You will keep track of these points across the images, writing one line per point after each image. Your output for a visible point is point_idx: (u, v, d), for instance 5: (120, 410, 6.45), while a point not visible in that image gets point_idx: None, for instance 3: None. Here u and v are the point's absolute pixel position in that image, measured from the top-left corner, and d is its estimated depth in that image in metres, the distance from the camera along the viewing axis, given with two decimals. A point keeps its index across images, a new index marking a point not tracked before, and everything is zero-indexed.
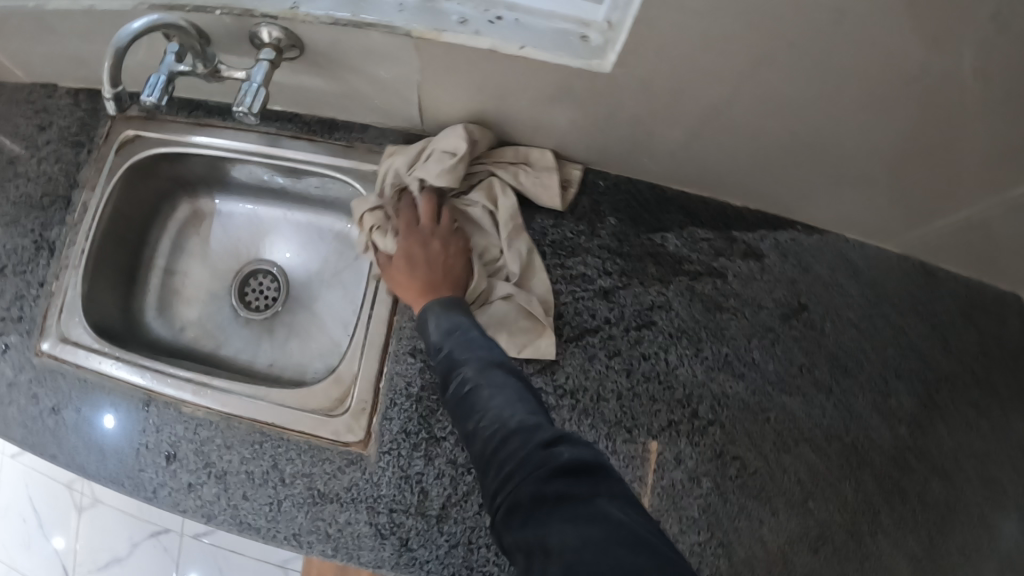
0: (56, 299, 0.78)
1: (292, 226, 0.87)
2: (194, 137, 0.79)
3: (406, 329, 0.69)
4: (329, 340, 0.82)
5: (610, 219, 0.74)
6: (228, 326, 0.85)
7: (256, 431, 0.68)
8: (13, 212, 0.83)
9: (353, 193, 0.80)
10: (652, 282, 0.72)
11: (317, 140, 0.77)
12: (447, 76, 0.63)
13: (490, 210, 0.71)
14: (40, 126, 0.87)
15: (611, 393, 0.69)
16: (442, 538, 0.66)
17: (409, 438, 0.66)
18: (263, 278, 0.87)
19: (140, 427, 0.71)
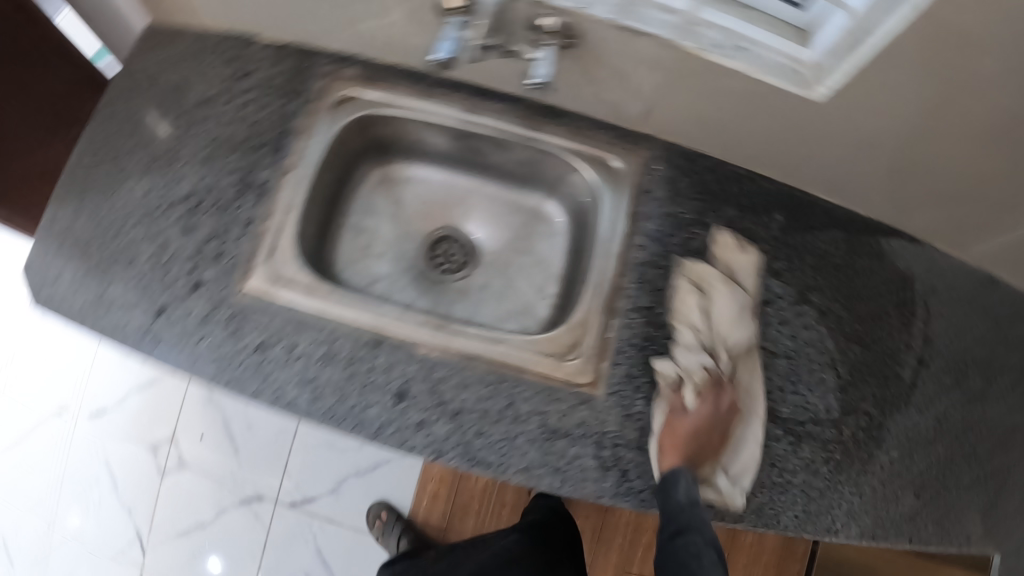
0: (265, 240, 0.78)
1: (485, 198, 0.93)
2: (420, 104, 0.83)
3: (630, 291, 0.79)
4: (523, 301, 0.88)
5: (778, 214, 0.88)
6: (420, 283, 0.89)
7: (494, 372, 0.73)
8: (215, 152, 0.85)
9: (563, 171, 0.88)
10: (808, 267, 0.87)
11: (541, 123, 0.85)
12: (688, 80, 0.76)
13: (692, 197, 0.86)
14: (237, 72, 0.88)
15: (783, 352, 0.83)
16: (658, 470, 0.73)
17: (631, 380, 0.76)
18: (453, 243, 0.93)
19: (366, 367, 0.73)
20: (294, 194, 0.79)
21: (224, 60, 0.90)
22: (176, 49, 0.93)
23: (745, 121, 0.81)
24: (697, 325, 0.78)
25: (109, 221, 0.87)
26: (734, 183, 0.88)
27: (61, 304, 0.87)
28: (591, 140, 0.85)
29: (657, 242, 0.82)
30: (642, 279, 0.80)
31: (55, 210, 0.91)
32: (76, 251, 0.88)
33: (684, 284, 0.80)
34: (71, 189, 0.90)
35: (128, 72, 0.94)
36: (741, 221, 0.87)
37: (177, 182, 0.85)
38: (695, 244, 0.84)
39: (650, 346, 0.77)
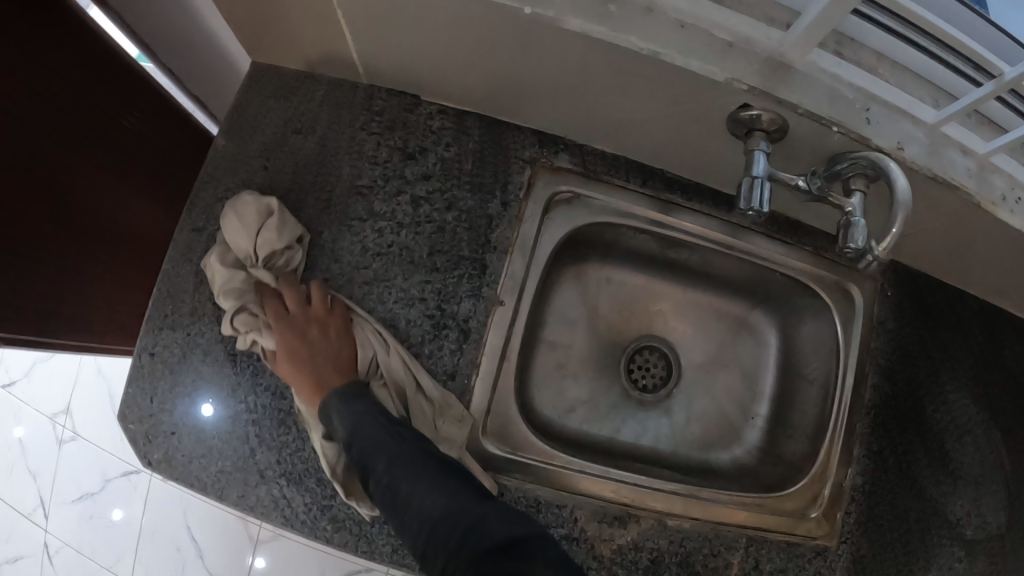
0: (479, 396, 0.65)
1: (678, 304, 0.87)
2: (655, 214, 0.75)
3: (862, 435, 0.75)
4: (724, 421, 0.84)
5: (981, 331, 0.82)
6: (620, 406, 0.83)
7: (744, 537, 0.70)
8: (386, 269, 0.67)
9: (788, 288, 0.81)
10: (1014, 388, 0.81)
11: (784, 241, 0.78)
12: (969, 229, 0.67)
13: (920, 330, 0.79)
14: (407, 152, 0.71)
15: (993, 481, 0.78)
16: None
17: (860, 530, 0.74)
18: (648, 355, 0.87)
19: (616, 548, 0.66)
20: (510, 332, 0.68)
21: (383, 133, 0.72)
22: (315, 112, 0.74)
23: (1001, 265, 0.72)
24: (915, 460, 0.76)
25: (239, 360, 0.68)
26: (954, 304, 0.82)
27: (179, 468, 0.68)
28: (820, 262, 0.78)
29: (885, 378, 0.77)
30: (872, 421, 0.76)
31: (148, 340, 0.71)
32: (191, 402, 0.69)
33: (907, 419, 0.77)
34: (170, 312, 0.71)
35: (255, 140, 0.74)
36: (967, 342, 0.81)
37: None
38: (921, 373, 0.79)
39: (872, 488, 0.75)
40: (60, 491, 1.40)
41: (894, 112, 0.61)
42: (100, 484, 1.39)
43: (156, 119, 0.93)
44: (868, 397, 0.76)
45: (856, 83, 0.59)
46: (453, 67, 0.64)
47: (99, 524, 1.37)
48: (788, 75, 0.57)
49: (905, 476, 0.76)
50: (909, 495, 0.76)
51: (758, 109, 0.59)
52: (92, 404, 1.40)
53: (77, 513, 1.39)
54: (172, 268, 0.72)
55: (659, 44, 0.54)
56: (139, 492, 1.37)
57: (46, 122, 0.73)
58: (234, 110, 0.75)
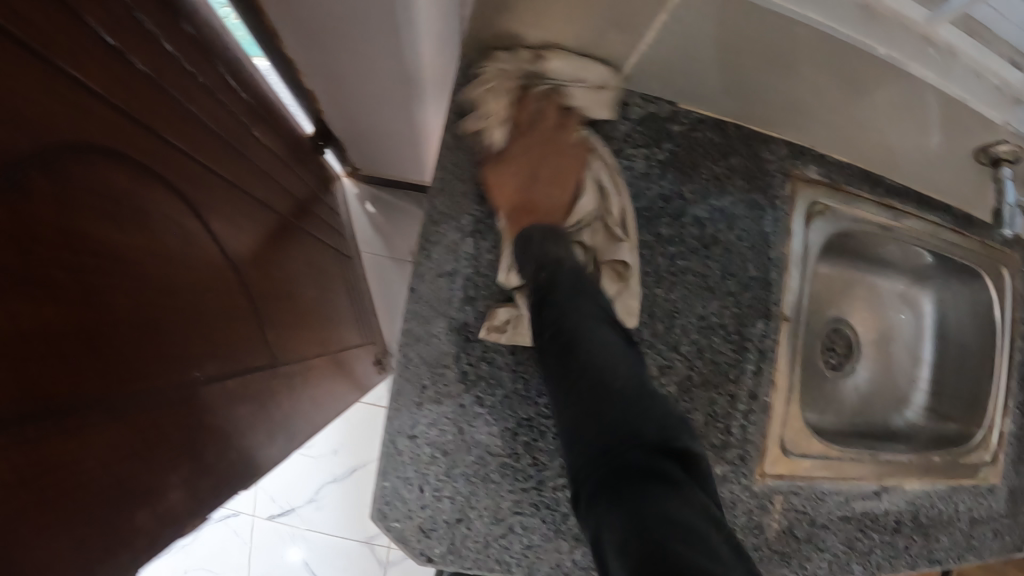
0: (775, 414, 0.67)
1: (863, 291, 0.91)
2: (883, 214, 0.77)
3: (1018, 392, 0.90)
4: (901, 393, 0.92)
5: None
6: (819, 389, 0.88)
7: (951, 486, 0.83)
8: (684, 299, 0.63)
9: (959, 274, 0.89)
10: None
11: (963, 233, 0.84)
12: None
13: None
14: (677, 166, 0.65)
15: None
16: (1021, 526, 0.92)
17: (1018, 465, 0.90)
18: (834, 336, 0.90)
19: (872, 515, 0.76)
20: (794, 348, 0.68)
21: (648, 147, 0.65)
22: (566, 123, 0.64)
23: None
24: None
25: (533, 425, 0.61)
26: None
27: (473, 552, 0.61)
28: (991, 249, 0.87)
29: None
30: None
31: (405, 419, 0.60)
32: (478, 481, 0.61)
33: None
34: (432, 384, 0.60)
35: (496, 157, 0.63)
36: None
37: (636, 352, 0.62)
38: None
39: None
40: None
41: None
42: (191, 536, 1.23)
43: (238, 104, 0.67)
44: (1022, 357, 0.90)
45: None
46: (748, 81, 0.61)
47: None
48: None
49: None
50: None
51: (1006, 146, 0.67)
52: None
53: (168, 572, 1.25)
54: (423, 318, 0.61)
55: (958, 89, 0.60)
56: (239, 537, 1.21)
57: (164, 137, 0.49)
58: (463, 121, 0.63)
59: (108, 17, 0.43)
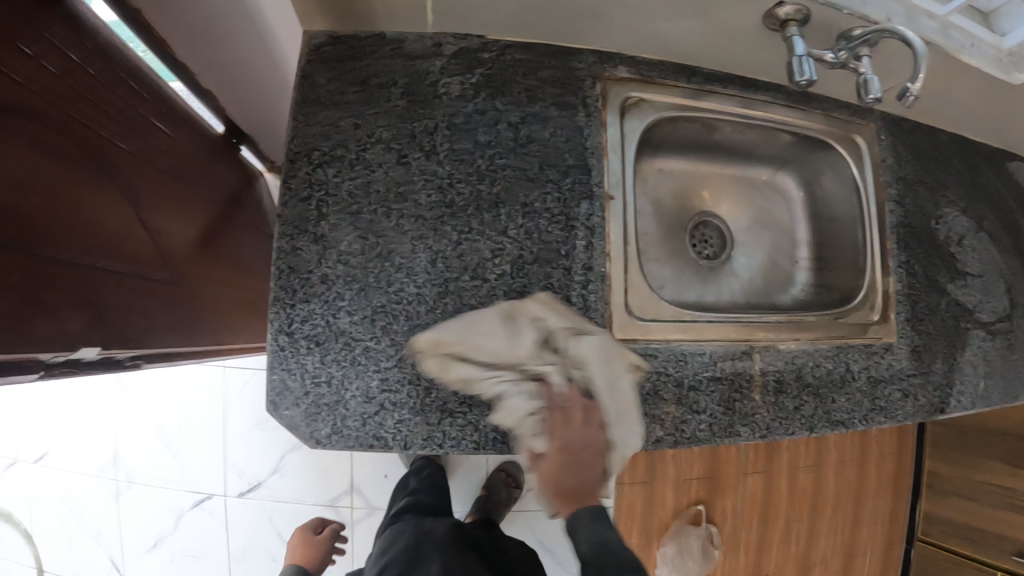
0: (615, 282, 0.74)
1: (721, 184, 1.00)
2: (706, 100, 0.85)
3: (892, 252, 0.94)
4: (782, 272, 0.98)
5: (954, 162, 1.02)
6: (695, 275, 0.94)
7: (835, 346, 0.85)
8: (507, 191, 0.73)
9: (810, 150, 0.95)
10: (981, 201, 1.03)
11: (802, 108, 0.90)
12: (942, 73, 0.86)
13: (914, 166, 0.98)
14: (490, 83, 0.76)
15: (982, 272, 1.02)
16: (929, 385, 0.94)
17: (909, 322, 0.93)
18: (704, 229, 0.98)
19: (748, 376, 0.79)
20: (625, 223, 0.75)
21: (463, 73, 0.76)
22: (390, 66, 0.76)
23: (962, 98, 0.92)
24: (940, 262, 0.97)
25: (389, 313, 0.72)
26: (931, 141, 1.01)
27: (351, 431, 0.70)
28: (838, 121, 0.92)
29: (897, 203, 0.97)
30: (898, 238, 0.95)
31: (280, 320, 0.70)
32: (348, 366, 0.71)
33: (924, 234, 0.98)
34: (300, 288, 0.71)
35: (336, 102, 0.76)
36: (961, 168, 1.02)
37: (469, 239, 0.72)
38: (926, 197, 0.99)
39: (909, 293, 0.94)
40: (133, 542, 1.41)
41: None
42: (176, 523, 1.37)
43: (152, 101, 0.83)
44: (892, 219, 0.94)
45: None
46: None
47: (184, 562, 1.38)
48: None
49: (934, 274, 0.97)
50: (934, 296, 0.97)
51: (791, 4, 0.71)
52: (144, 448, 1.39)
53: (160, 555, 1.39)
54: (286, 240, 0.72)
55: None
56: (218, 514, 1.35)
57: (76, 114, 0.64)
58: (307, 79, 0.77)
59: (32, 33, 0.57)
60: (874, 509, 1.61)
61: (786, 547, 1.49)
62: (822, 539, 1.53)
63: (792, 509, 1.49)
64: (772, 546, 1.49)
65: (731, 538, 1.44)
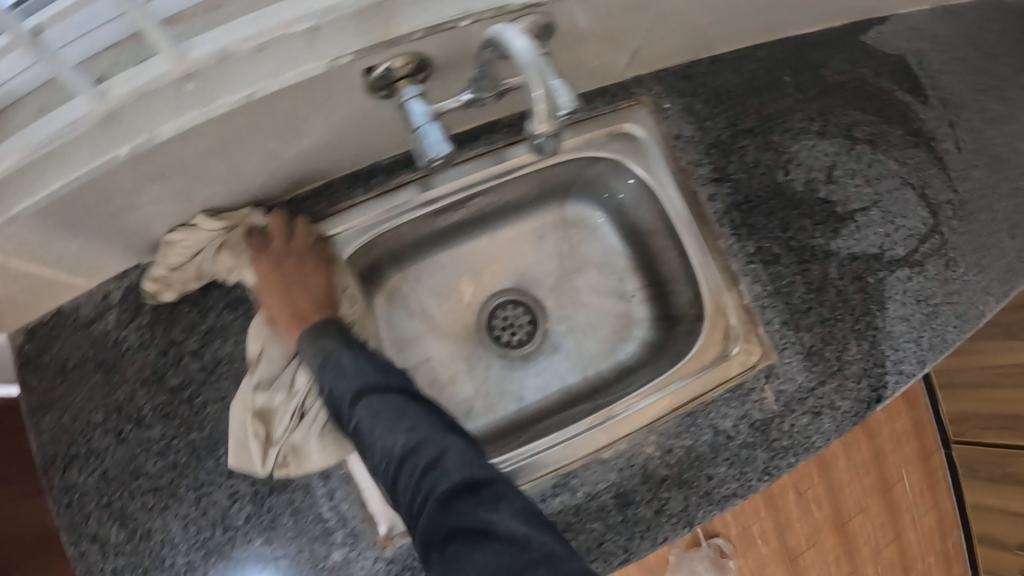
0: (360, 476, 0.63)
1: (496, 247, 0.77)
2: (392, 199, 0.68)
3: (734, 247, 0.71)
4: (617, 318, 0.78)
5: (773, 79, 0.79)
6: (511, 376, 0.77)
7: (683, 416, 0.67)
8: (219, 427, 0.66)
9: (579, 167, 0.73)
10: (827, 109, 0.81)
11: (532, 134, 0.69)
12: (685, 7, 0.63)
13: (727, 115, 0.74)
14: (163, 314, 0.68)
15: (862, 197, 0.80)
16: (846, 380, 0.75)
17: (789, 325, 0.72)
18: (504, 311, 0.80)
19: (573, 508, 0.63)
20: None
21: (135, 319, 0.69)
22: (77, 342, 0.70)
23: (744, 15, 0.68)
24: (806, 221, 0.75)
25: None
26: (737, 71, 0.78)
27: None
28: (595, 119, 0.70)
29: (719, 178, 0.72)
30: (736, 225, 0.71)
31: None
32: None
33: (773, 191, 0.74)
34: None
35: (39, 401, 0.70)
36: (788, 86, 0.80)
37: (206, 490, 0.66)
38: (762, 145, 0.75)
39: (778, 284, 0.72)
40: None
41: None
42: None
43: None
44: (715, 211, 0.71)
45: None
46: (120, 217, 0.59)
47: None
48: (392, 9, 0.51)
49: (808, 239, 0.75)
50: (820, 264, 0.75)
51: (381, 61, 0.53)
52: None
53: None
54: None
55: (244, 86, 0.50)
56: None
57: None
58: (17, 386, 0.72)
59: None
60: (891, 429, 1.37)
61: (812, 518, 1.31)
62: (849, 492, 1.32)
63: (798, 478, 1.30)
64: (794, 522, 1.31)
65: (743, 537, 1.28)
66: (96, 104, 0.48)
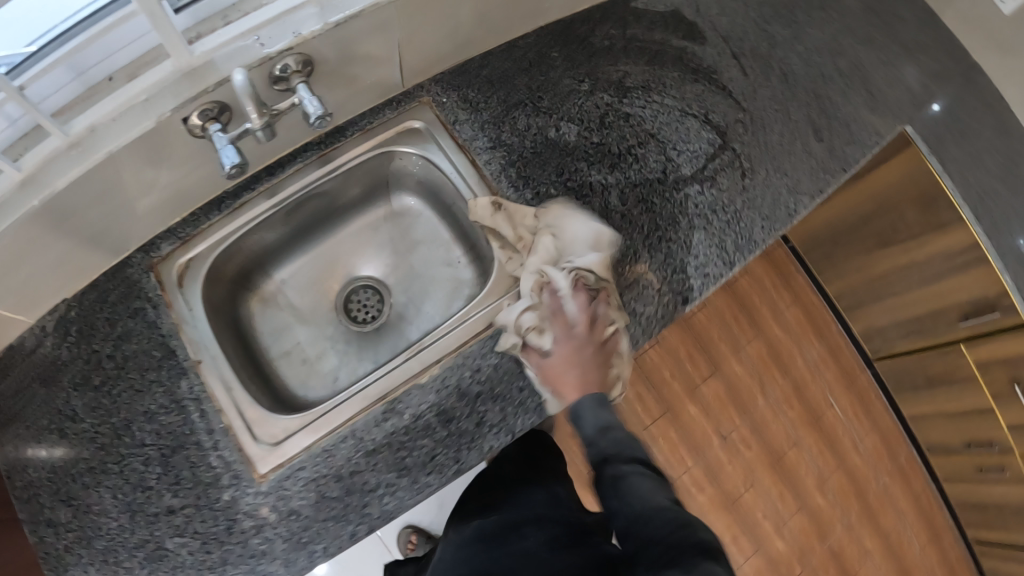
0: (237, 426, 0.83)
1: (344, 244, 1.05)
2: (241, 219, 0.93)
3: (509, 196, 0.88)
4: (443, 282, 1.01)
5: (541, 58, 0.96)
6: (363, 345, 1.04)
7: (483, 340, 0.82)
8: (130, 411, 0.85)
9: (381, 166, 0.97)
10: (595, 73, 0.97)
11: (332, 149, 0.94)
12: (422, 22, 0.82)
13: (498, 95, 0.93)
14: (82, 334, 0.89)
15: (636, 135, 0.93)
16: (647, 290, 0.86)
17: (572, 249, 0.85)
18: (360, 294, 1.06)
19: (399, 426, 0.78)
20: (219, 371, 0.86)
21: (61, 340, 0.89)
22: (21, 369, 0.87)
23: (484, 15, 0.87)
24: (580, 163, 0.90)
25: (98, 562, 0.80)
26: (506, 58, 0.95)
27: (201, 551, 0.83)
28: (379, 126, 0.94)
29: (493, 146, 0.90)
30: (512, 179, 0.89)
31: None
32: None
33: (547, 148, 0.90)
34: None
35: None
36: (555, 59, 0.96)
37: (127, 463, 0.83)
38: (531, 112, 0.92)
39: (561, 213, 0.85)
40: None
41: (277, 20, 0.74)
42: None
43: None
44: (491, 172, 0.89)
45: (239, 36, 0.73)
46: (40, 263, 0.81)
47: None
48: (193, 81, 0.74)
49: (583, 176, 0.89)
50: (599, 197, 0.88)
51: (192, 110, 0.76)
52: None
53: None
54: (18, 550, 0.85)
55: (102, 148, 0.73)
56: None
57: None
58: None
59: None
60: (805, 359, 1.68)
61: (742, 458, 1.58)
62: (774, 424, 1.60)
63: (717, 420, 1.59)
64: (724, 465, 1.58)
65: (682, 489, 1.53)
66: (13, 174, 0.71)
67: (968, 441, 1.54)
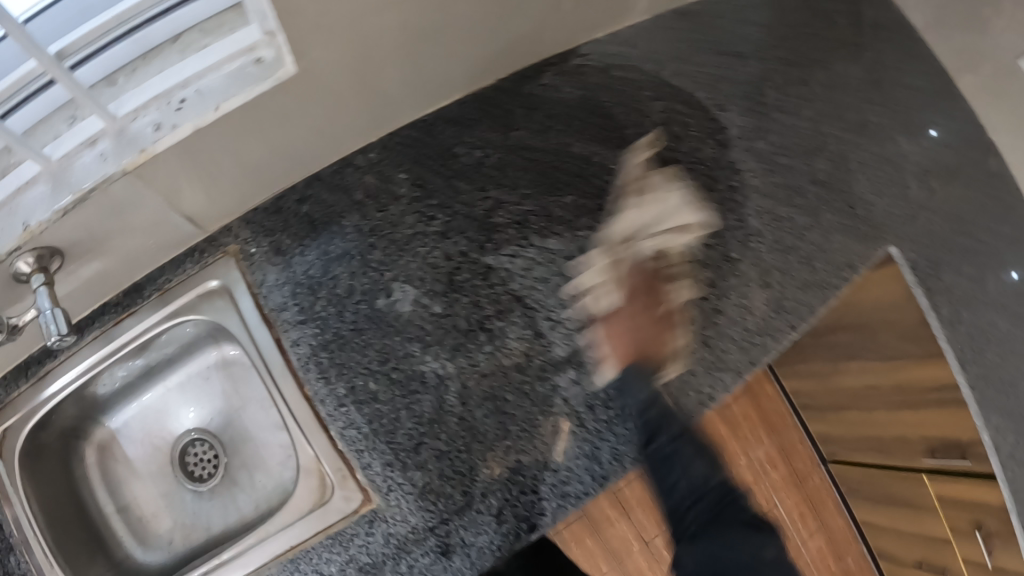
0: None
1: (165, 391, 0.90)
2: (32, 393, 0.79)
3: (320, 389, 0.73)
4: (276, 446, 0.85)
5: (380, 187, 0.75)
6: (199, 507, 0.88)
7: (287, 562, 0.72)
8: None
9: (192, 327, 0.82)
10: (451, 208, 0.73)
11: (134, 310, 0.79)
12: (187, 176, 0.64)
13: (318, 243, 0.76)
14: None
15: (491, 300, 0.70)
16: (483, 516, 0.69)
17: (397, 465, 0.71)
18: (195, 448, 0.90)
19: None
20: (38, 555, 0.78)
21: None
22: None
23: (280, 150, 0.69)
24: (411, 345, 0.71)
25: None
26: (334, 188, 0.77)
27: None
28: (189, 284, 0.79)
29: (305, 318, 0.75)
30: (323, 367, 0.73)
31: None
32: None
33: (372, 321, 0.72)
34: None
35: None
36: (403, 189, 0.75)
37: None
38: (358, 271, 0.74)
39: (380, 420, 0.72)
40: None
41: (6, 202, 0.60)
42: None
43: None
44: (298, 356, 0.74)
45: None
46: None
47: None
48: None
49: (414, 363, 0.71)
50: (433, 392, 0.70)
51: None
52: None
53: None
54: None
55: None
56: None
57: None
58: None
59: None
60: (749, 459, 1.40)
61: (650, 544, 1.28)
62: None
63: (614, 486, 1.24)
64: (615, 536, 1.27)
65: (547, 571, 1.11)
66: None
67: (921, 560, 1.34)
